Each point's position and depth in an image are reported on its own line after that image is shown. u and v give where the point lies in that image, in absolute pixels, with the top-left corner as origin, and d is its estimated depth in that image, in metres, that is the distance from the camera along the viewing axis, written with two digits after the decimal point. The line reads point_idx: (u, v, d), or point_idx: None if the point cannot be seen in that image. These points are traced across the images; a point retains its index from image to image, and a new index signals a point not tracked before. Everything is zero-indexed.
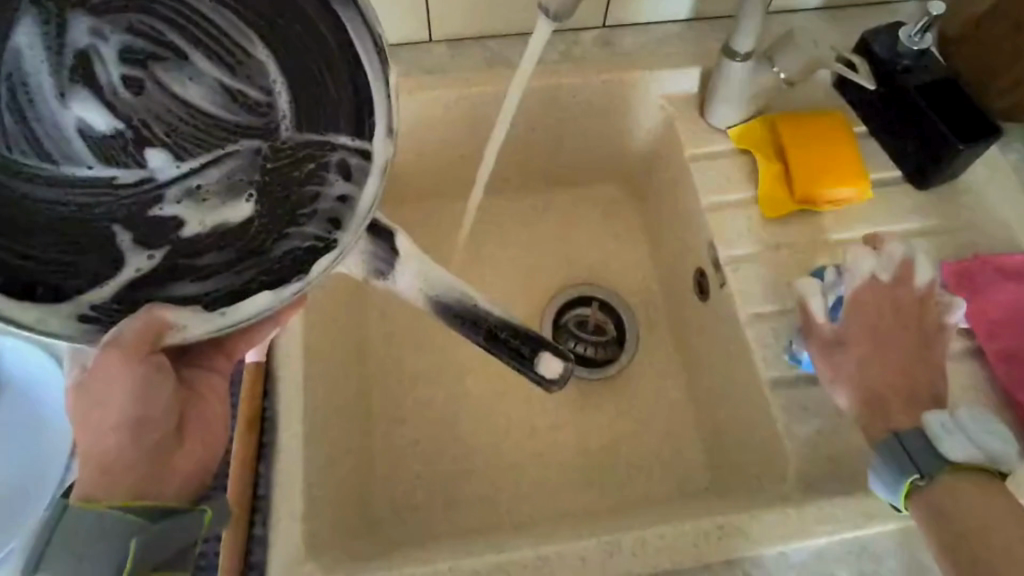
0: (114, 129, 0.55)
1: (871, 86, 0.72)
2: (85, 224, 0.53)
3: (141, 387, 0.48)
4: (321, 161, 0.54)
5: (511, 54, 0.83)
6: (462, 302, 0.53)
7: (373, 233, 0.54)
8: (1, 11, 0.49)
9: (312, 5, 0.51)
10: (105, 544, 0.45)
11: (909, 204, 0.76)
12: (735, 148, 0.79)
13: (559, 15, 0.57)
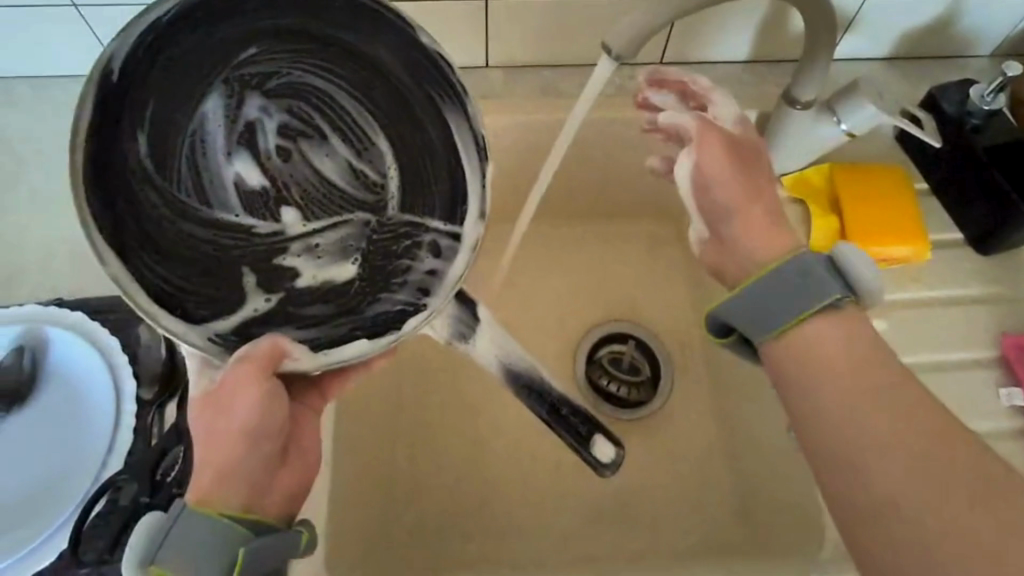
0: (261, 185, 0.57)
1: (938, 144, 0.69)
2: (221, 267, 0.55)
3: (270, 403, 0.49)
4: (415, 239, 0.58)
5: (566, 84, 0.83)
6: (529, 373, 0.57)
7: (460, 300, 0.58)
8: (199, 84, 0.55)
9: (427, 110, 0.57)
10: (219, 552, 0.43)
11: (969, 269, 0.73)
12: (790, 196, 0.76)
13: (622, 56, 0.57)
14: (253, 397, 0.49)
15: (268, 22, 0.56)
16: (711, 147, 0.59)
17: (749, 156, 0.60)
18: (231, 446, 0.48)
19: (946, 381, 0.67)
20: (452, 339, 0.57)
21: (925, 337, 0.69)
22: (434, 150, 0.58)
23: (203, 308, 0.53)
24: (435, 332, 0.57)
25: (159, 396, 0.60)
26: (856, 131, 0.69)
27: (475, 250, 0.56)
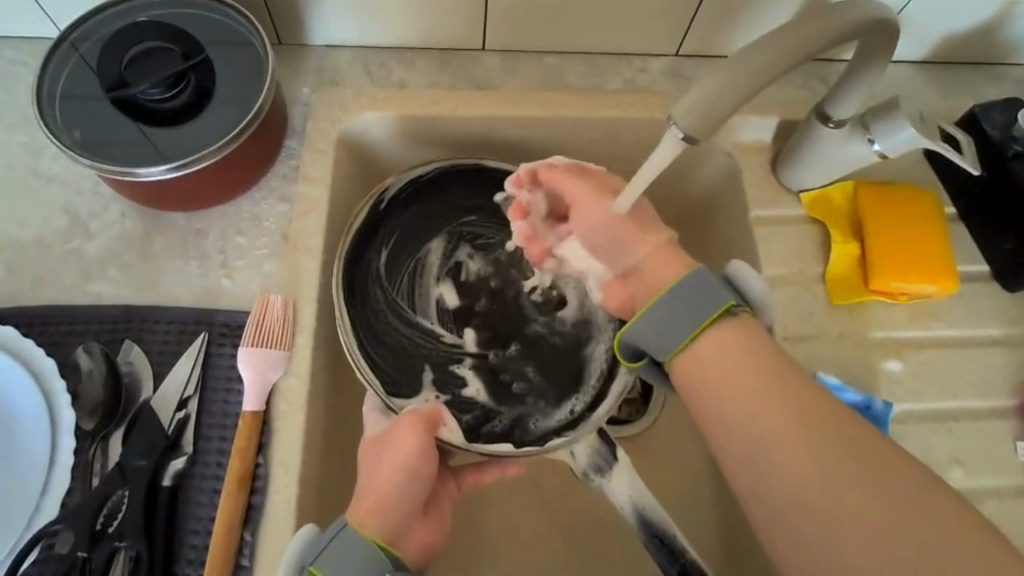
0: (454, 306, 0.69)
1: (978, 172, 0.62)
2: (417, 358, 0.66)
3: (429, 446, 0.53)
4: (564, 381, 0.67)
5: (569, 75, 0.75)
6: (651, 520, 0.59)
7: (600, 438, 0.63)
8: (435, 226, 0.70)
9: None
10: (365, 567, 0.44)
11: (995, 307, 0.67)
12: (806, 215, 0.70)
13: (693, 132, 0.44)
14: (417, 437, 0.53)
15: (494, 203, 0.72)
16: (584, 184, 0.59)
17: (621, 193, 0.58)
18: (388, 478, 0.50)
19: (961, 431, 0.63)
20: (588, 472, 0.62)
21: (943, 381, 0.64)
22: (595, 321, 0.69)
23: (400, 386, 0.64)
24: (574, 457, 0.62)
25: (101, 427, 0.54)
26: (888, 153, 0.63)
27: (619, 398, 0.65)
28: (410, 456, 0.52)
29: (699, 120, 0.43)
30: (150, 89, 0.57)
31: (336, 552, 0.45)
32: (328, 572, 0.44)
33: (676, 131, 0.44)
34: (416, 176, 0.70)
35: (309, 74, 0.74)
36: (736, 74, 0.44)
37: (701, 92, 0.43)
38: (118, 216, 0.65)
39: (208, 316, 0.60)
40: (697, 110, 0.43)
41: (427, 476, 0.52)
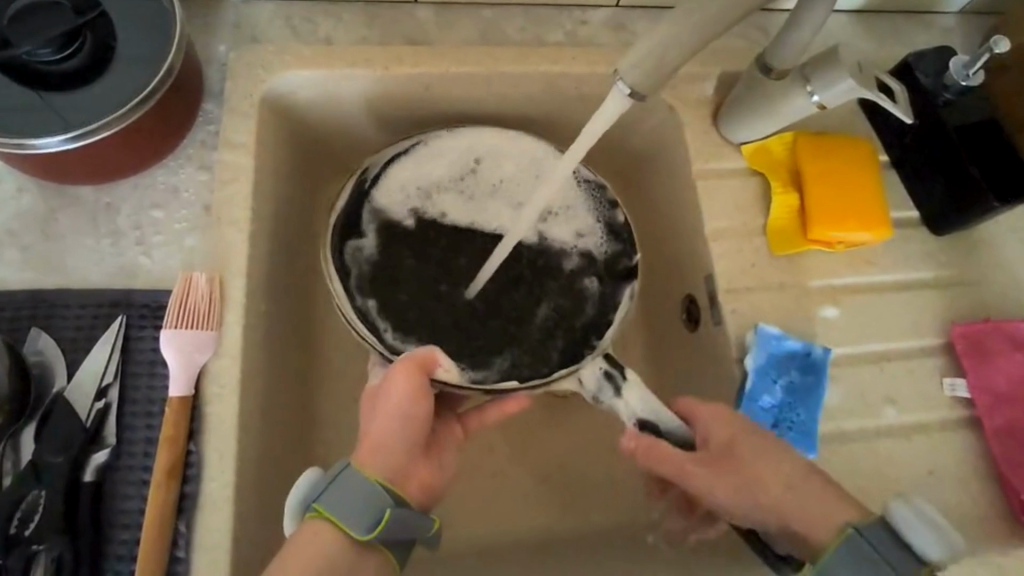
0: (454, 262, 0.68)
1: (910, 120, 0.63)
2: (424, 322, 0.65)
3: (425, 388, 0.50)
4: (574, 318, 0.68)
5: (508, 28, 0.72)
6: (671, 425, 0.58)
7: (609, 361, 0.62)
8: (426, 188, 0.69)
9: (591, 224, 0.71)
10: (366, 506, 0.44)
11: (925, 250, 0.70)
12: (747, 168, 0.71)
13: (639, 87, 0.47)
14: (410, 380, 0.49)
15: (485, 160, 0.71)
16: (720, 439, 0.55)
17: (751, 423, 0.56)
18: (387, 426, 0.48)
19: (894, 371, 0.65)
20: (598, 394, 0.62)
21: (877, 324, 0.66)
22: (596, 260, 0.70)
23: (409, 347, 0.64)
24: (584, 383, 0.62)
25: (10, 423, 0.50)
26: (828, 104, 0.62)
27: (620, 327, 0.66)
28: (404, 401, 0.49)
29: (641, 72, 0.46)
30: (40, 50, 0.51)
31: (339, 491, 0.44)
32: (331, 510, 0.44)
33: (622, 87, 0.47)
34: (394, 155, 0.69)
35: (225, 30, 0.67)
36: (685, 23, 0.43)
37: (647, 46, 0.45)
38: (14, 191, 0.59)
39: (125, 296, 0.55)
40: (641, 66, 0.46)
41: (424, 418, 0.50)
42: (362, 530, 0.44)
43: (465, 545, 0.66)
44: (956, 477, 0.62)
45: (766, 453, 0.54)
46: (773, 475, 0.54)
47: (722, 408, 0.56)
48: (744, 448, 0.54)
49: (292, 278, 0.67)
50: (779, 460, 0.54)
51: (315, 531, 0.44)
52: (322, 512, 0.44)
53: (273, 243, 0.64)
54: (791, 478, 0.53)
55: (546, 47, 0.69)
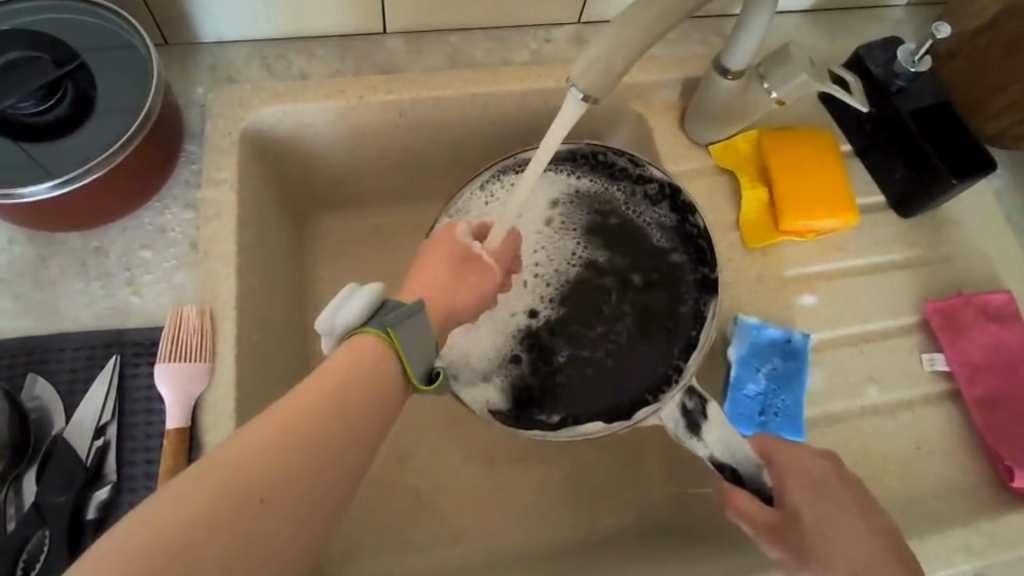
0: (534, 294, 0.69)
1: (866, 108, 0.66)
2: (510, 360, 0.67)
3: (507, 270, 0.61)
4: (662, 342, 0.67)
5: (476, 51, 0.74)
6: (754, 474, 0.54)
7: (688, 398, 0.58)
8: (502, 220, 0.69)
9: (664, 237, 0.69)
10: (426, 348, 0.45)
11: (893, 232, 0.72)
12: (716, 166, 0.73)
13: (590, 90, 0.49)
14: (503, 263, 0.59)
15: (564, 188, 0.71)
16: (795, 487, 0.52)
17: (840, 490, 0.52)
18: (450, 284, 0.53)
19: (874, 351, 0.67)
20: (678, 434, 0.58)
21: (853, 307, 0.68)
22: (674, 273, 0.68)
23: (503, 383, 0.67)
24: (664, 421, 0.59)
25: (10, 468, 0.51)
26: (787, 99, 0.66)
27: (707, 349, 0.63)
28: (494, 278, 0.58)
29: (593, 77, 0.48)
30: (23, 102, 0.53)
31: (414, 329, 0.45)
32: (402, 345, 0.44)
33: (576, 93, 0.49)
34: (474, 188, 0.69)
35: (202, 73, 0.70)
36: (630, 30, 0.47)
37: (594, 52, 0.47)
38: (4, 244, 0.60)
39: (119, 336, 0.57)
40: (590, 73, 0.48)
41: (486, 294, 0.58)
42: (420, 371, 0.45)
43: (468, 560, 0.67)
44: (943, 449, 0.64)
45: (843, 525, 0.50)
46: (843, 555, 0.48)
47: (810, 467, 0.53)
48: (813, 513, 0.51)
49: (283, 307, 0.69)
50: (856, 538, 0.49)
51: (379, 355, 0.43)
52: (393, 340, 0.44)
53: (263, 275, 0.65)
54: (858, 563, 0.47)
55: (513, 66, 0.72)
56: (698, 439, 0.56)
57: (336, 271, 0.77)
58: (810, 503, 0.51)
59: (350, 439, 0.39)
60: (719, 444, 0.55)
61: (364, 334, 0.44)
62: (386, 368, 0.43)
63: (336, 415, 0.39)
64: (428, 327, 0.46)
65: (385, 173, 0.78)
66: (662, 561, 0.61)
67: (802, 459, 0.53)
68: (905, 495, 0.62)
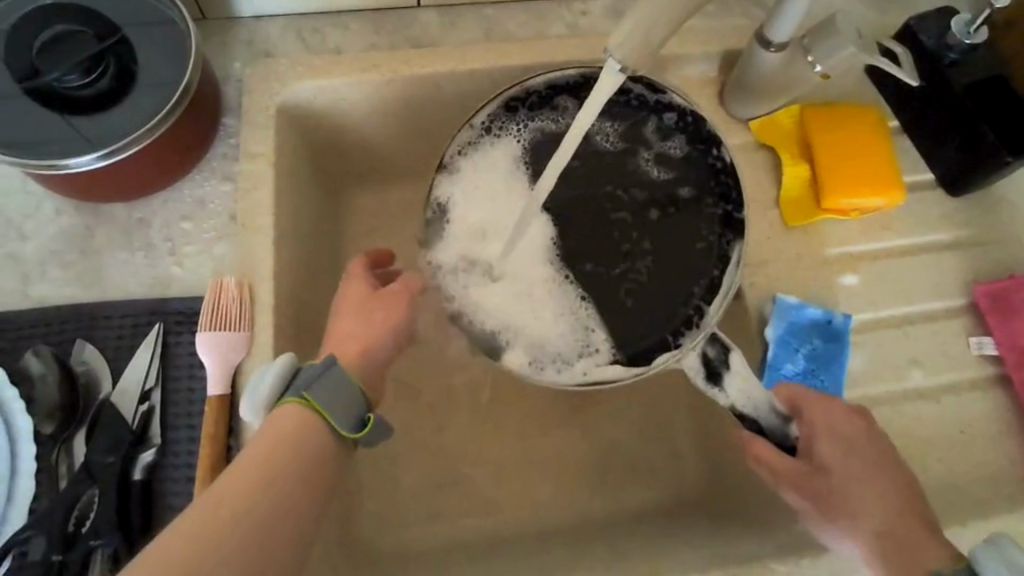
0: (541, 232, 0.63)
1: (915, 83, 0.62)
2: (519, 305, 0.61)
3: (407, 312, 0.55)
4: (684, 285, 0.60)
5: (511, 24, 0.73)
6: (776, 423, 0.55)
7: (712, 344, 0.58)
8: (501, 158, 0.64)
9: (679, 170, 0.63)
10: (350, 402, 0.46)
11: (942, 211, 0.69)
12: (756, 142, 0.71)
13: (625, 62, 0.47)
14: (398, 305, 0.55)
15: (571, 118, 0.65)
16: (824, 445, 0.53)
17: (867, 448, 0.53)
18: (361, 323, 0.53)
19: (919, 334, 0.65)
20: (700, 382, 0.57)
21: (898, 289, 0.66)
22: (693, 209, 0.62)
23: (513, 330, 0.60)
24: (685, 370, 0.58)
25: (62, 429, 0.53)
26: (831, 71, 0.63)
27: (731, 295, 0.58)
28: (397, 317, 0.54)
29: (627, 49, 0.47)
30: (68, 75, 0.54)
31: (331, 384, 0.45)
32: (319, 401, 0.45)
33: (614, 64, 0.48)
34: (483, 118, 0.64)
35: (238, 48, 0.70)
36: None
37: (632, 23, 0.45)
38: (53, 214, 0.62)
39: (162, 305, 0.58)
40: (626, 44, 0.47)
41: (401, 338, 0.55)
42: (349, 425, 0.45)
43: (496, 533, 0.67)
44: (989, 435, 0.62)
45: (871, 482, 0.51)
46: (867, 511, 0.51)
47: (842, 424, 0.53)
48: (840, 469, 0.52)
49: (318, 280, 0.69)
50: (881, 496, 0.51)
51: (296, 417, 0.44)
52: (311, 402, 0.44)
53: (297, 247, 0.65)
54: (882, 518, 0.50)
55: (549, 39, 0.71)
56: (722, 386, 0.56)
57: (369, 247, 0.78)
58: (838, 457, 0.52)
59: (274, 504, 0.39)
60: (743, 393, 0.56)
61: (280, 404, 0.45)
62: (308, 428, 0.43)
63: (266, 473, 0.40)
64: (344, 374, 0.46)
65: (417, 147, 0.77)
66: (694, 538, 0.61)
67: (830, 413, 0.54)
68: (949, 480, 0.60)
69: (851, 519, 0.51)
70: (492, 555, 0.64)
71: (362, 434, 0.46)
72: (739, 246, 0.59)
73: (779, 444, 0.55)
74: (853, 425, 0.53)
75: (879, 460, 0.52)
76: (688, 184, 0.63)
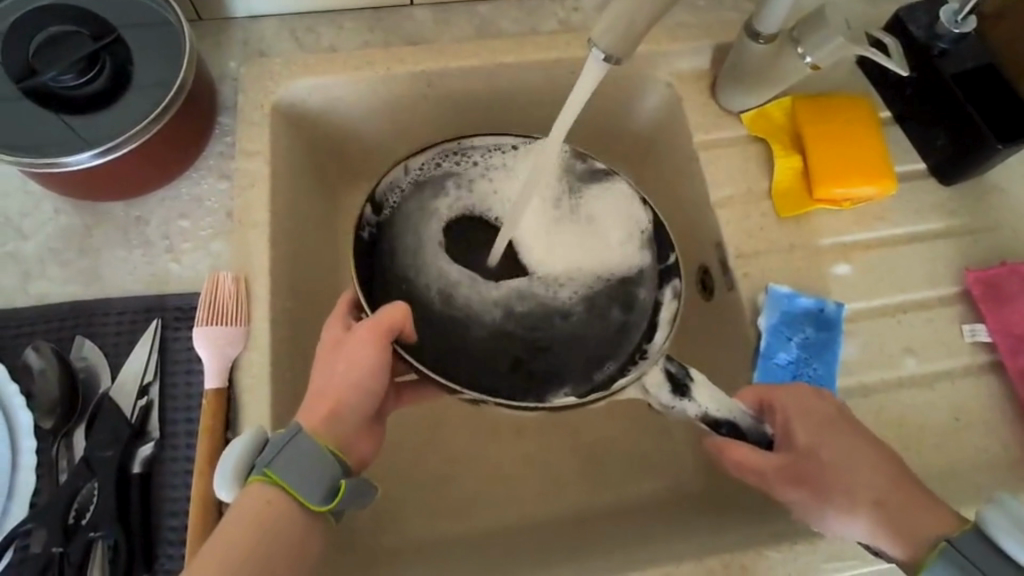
0: (488, 277, 0.64)
1: (905, 73, 0.62)
2: (474, 344, 0.61)
3: (385, 360, 0.52)
4: (623, 322, 0.62)
5: (503, 21, 0.74)
6: (752, 423, 0.55)
7: (669, 360, 0.57)
8: (434, 209, 0.64)
9: (617, 216, 0.65)
10: (318, 475, 0.45)
11: (934, 200, 0.70)
12: (749, 134, 0.71)
13: (610, 50, 0.48)
14: (374, 349, 0.51)
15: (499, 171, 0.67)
16: (805, 428, 0.53)
17: (845, 424, 0.53)
18: (347, 381, 0.50)
19: (911, 322, 0.65)
20: (664, 402, 0.56)
21: (891, 278, 0.67)
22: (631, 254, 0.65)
23: (471, 369, 0.60)
24: (647, 390, 0.57)
25: (62, 424, 0.54)
26: (821, 62, 0.63)
27: (673, 327, 0.60)
28: (367, 370, 0.51)
29: (613, 38, 0.47)
30: (63, 75, 0.55)
31: (294, 455, 0.45)
32: (283, 476, 0.44)
33: (597, 53, 0.49)
34: (419, 164, 0.65)
35: (233, 48, 0.71)
36: None
37: (615, 12, 0.46)
38: (52, 213, 0.63)
39: (159, 301, 0.59)
40: (610, 32, 0.47)
41: (380, 387, 0.52)
42: (317, 499, 0.44)
43: (495, 529, 0.67)
44: (983, 422, 0.62)
45: (860, 458, 0.52)
46: (864, 486, 0.51)
47: (811, 406, 0.54)
48: (826, 450, 0.52)
49: (315, 277, 0.70)
50: (874, 468, 0.51)
51: (260, 495, 0.43)
52: (275, 479, 0.44)
53: (294, 244, 0.66)
54: (881, 491, 0.50)
55: (540, 35, 0.71)
56: (688, 400, 0.55)
57: None
58: (820, 440, 0.53)
59: (276, 548, 0.43)
60: (710, 403, 0.55)
61: (246, 485, 0.44)
62: (274, 510, 0.43)
63: (258, 526, 0.43)
64: (307, 444, 0.45)
65: (414, 145, 0.78)
66: (689, 528, 0.61)
67: (801, 399, 0.54)
68: (944, 468, 0.60)
69: (850, 500, 0.51)
70: (490, 548, 0.65)
71: (334, 504, 0.45)
72: (673, 285, 0.63)
73: (758, 443, 0.55)
74: (825, 403, 0.54)
75: (858, 434, 0.53)
76: (624, 225, 0.65)
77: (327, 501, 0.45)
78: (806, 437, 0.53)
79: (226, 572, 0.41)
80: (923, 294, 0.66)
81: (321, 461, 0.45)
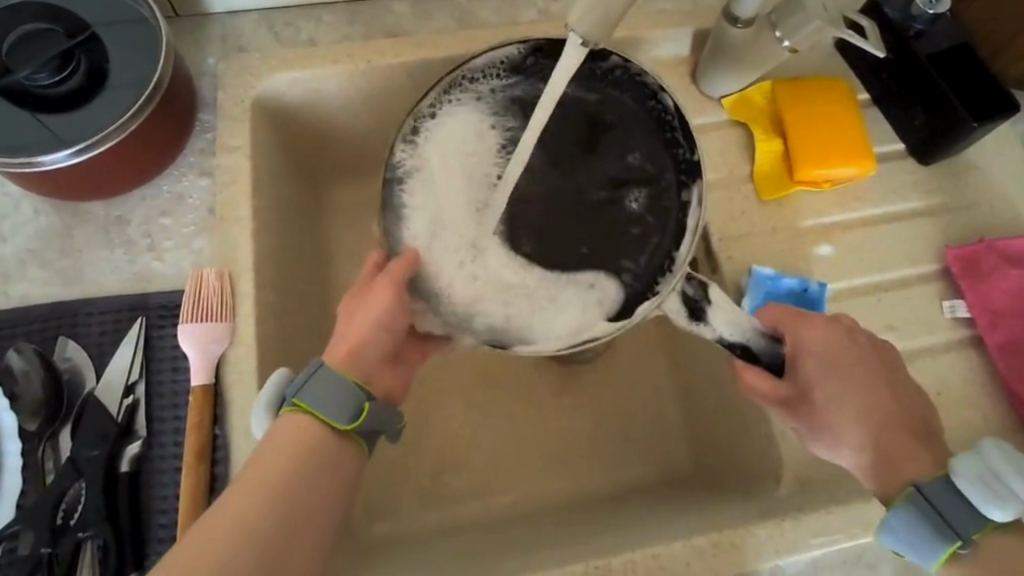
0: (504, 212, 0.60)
1: (882, 54, 0.62)
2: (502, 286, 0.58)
3: (402, 303, 0.54)
4: (651, 238, 0.58)
5: (484, 12, 0.74)
6: (766, 344, 0.51)
7: (688, 280, 0.53)
8: (439, 145, 0.60)
9: (639, 134, 0.60)
10: (346, 396, 0.46)
11: (913, 181, 0.70)
12: (730, 119, 0.72)
13: (588, 36, 0.48)
14: (388, 293, 0.53)
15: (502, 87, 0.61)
16: (817, 358, 0.52)
17: (855, 354, 0.52)
18: (366, 325, 0.52)
19: (893, 301, 0.66)
20: (681, 321, 0.52)
21: (872, 257, 0.67)
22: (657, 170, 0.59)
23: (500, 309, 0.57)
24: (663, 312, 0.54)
25: (46, 426, 0.54)
26: (798, 46, 0.64)
27: (699, 237, 0.56)
28: (384, 313, 0.53)
29: (590, 23, 0.47)
30: (36, 73, 0.54)
31: (326, 381, 0.46)
32: (313, 403, 0.45)
33: (575, 38, 0.49)
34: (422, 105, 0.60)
35: (212, 44, 0.70)
36: None
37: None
38: (30, 214, 0.62)
39: (143, 299, 0.59)
40: (588, 18, 0.47)
41: (400, 329, 0.54)
42: (344, 420, 0.46)
43: (489, 517, 0.68)
44: (965, 397, 0.63)
45: (866, 389, 0.51)
46: (866, 418, 0.50)
47: (822, 334, 0.52)
48: (837, 380, 0.51)
49: (300, 271, 0.70)
50: (887, 398, 0.51)
51: (293, 423, 0.45)
52: (305, 407, 0.45)
53: (278, 239, 0.66)
54: (882, 423, 0.49)
55: (522, 24, 0.71)
56: (707, 320, 0.51)
57: (350, 238, 0.78)
58: (834, 372, 0.51)
59: (315, 484, 0.44)
60: (727, 323, 0.51)
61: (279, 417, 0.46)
62: (308, 434, 0.45)
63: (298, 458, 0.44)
64: (334, 374, 0.46)
65: None
66: (680, 510, 0.62)
67: (816, 328, 0.53)
68: None
69: (850, 437, 0.50)
70: (484, 535, 0.65)
71: (360, 424, 0.46)
72: (698, 190, 0.57)
73: (771, 366, 0.51)
74: (835, 331, 0.53)
75: (871, 364, 0.52)
76: (644, 137, 0.60)
77: (356, 421, 0.46)
78: (816, 366, 0.52)
79: (263, 504, 0.42)
80: (904, 272, 0.67)
81: (346, 386, 0.46)
